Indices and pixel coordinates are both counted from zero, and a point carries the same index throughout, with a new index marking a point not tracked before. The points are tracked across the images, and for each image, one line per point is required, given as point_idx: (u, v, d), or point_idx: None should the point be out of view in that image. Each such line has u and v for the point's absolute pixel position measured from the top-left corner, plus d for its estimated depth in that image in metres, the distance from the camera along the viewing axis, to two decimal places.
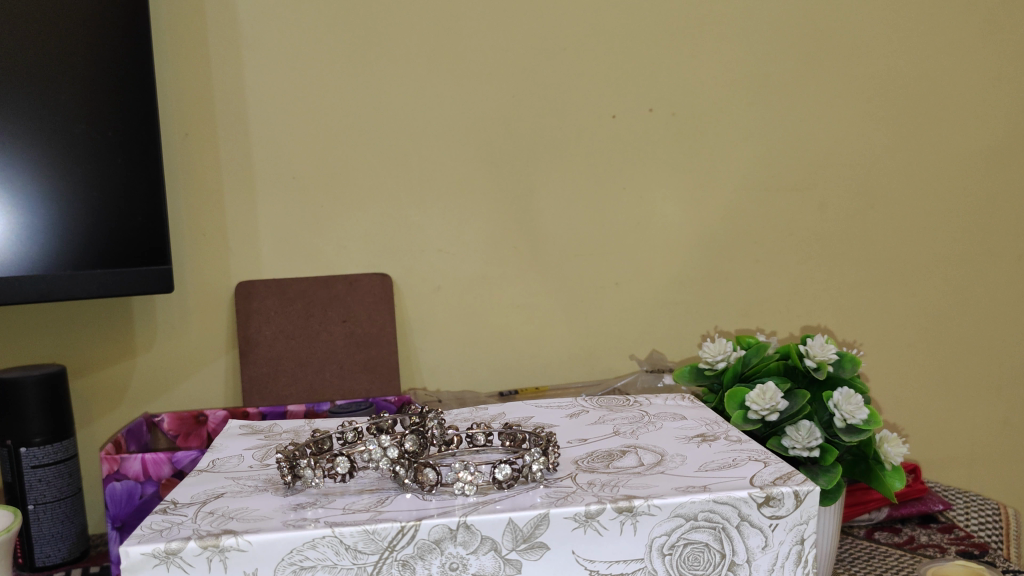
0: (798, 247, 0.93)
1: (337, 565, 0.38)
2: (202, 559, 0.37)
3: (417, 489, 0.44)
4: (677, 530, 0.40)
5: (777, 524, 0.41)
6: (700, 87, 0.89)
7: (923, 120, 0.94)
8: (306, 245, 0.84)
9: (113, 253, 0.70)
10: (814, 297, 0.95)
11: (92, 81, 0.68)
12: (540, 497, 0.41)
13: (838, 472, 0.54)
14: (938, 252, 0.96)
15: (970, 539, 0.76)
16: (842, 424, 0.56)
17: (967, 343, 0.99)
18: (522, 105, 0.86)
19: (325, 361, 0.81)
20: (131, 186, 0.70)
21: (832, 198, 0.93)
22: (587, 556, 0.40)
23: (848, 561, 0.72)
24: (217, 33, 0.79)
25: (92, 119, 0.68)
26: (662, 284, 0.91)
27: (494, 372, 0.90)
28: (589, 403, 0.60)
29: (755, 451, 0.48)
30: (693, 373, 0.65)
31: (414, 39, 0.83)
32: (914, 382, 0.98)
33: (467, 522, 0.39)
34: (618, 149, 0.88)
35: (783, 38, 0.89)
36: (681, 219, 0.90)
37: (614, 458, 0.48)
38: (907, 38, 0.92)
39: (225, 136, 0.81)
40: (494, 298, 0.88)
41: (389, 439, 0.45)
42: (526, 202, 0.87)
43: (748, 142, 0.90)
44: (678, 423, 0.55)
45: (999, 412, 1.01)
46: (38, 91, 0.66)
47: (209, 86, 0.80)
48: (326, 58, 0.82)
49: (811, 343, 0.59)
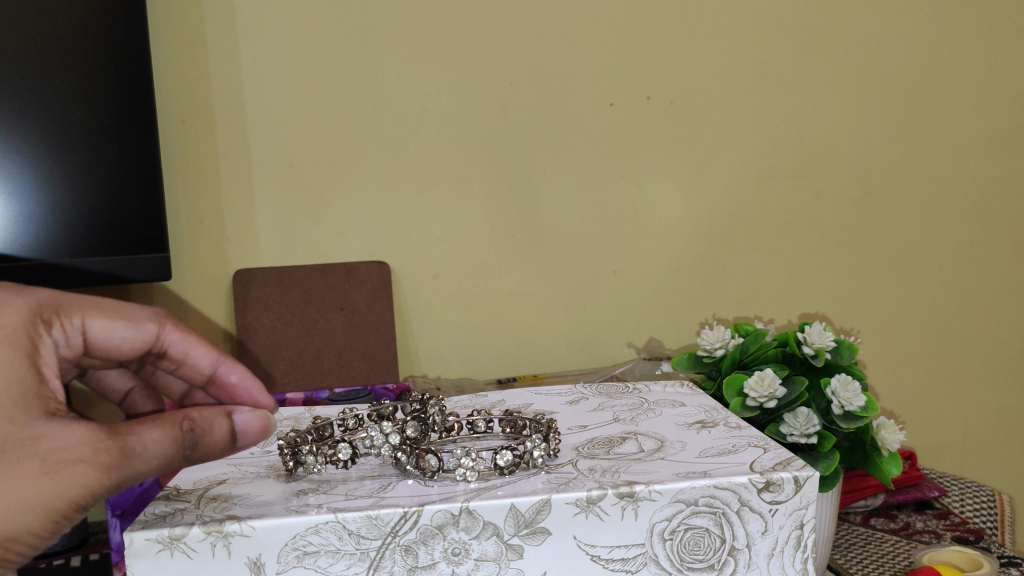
0: (796, 235, 0.94)
1: (339, 551, 0.38)
2: (205, 545, 0.37)
3: (419, 475, 0.44)
4: (678, 515, 0.41)
5: (777, 509, 0.41)
6: (699, 75, 0.88)
7: (921, 108, 0.94)
8: (303, 234, 0.84)
9: (110, 242, 0.69)
10: (811, 285, 0.95)
11: (89, 67, 0.67)
12: (541, 483, 0.42)
13: (835, 458, 0.53)
14: (935, 240, 0.97)
15: (965, 525, 0.77)
16: (839, 411, 0.56)
17: (962, 330, 0.99)
18: (521, 93, 0.85)
19: (324, 348, 0.81)
20: (128, 173, 0.69)
21: (830, 187, 0.93)
22: (588, 541, 0.40)
23: (843, 547, 0.72)
24: (213, 19, 0.79)
25: (88, 106, 0.67)
26: (661, 272, 0.92)
27: (493, 360, 0.90)
28: (589, 390, 0.61)
29: (754, 438, 0.48)
30: (691, 361, 0.65)
31: (411, 25, 0.82)
32: (909, 371, 0.99)
33: (470, 507, 0.39)
34: (616, 136, 0.88)
35: (782, 26, 0.89)
36: (679, 207, 0.90)
37: (615, 444, 0.48)
38: (906, 25, 0.92)
39: (223, 123, 0.80)
40: (492, 287, 0.88)
41: (391, 426, 0.46)
42: (524, 190, 0.87)
43: (747, 130, 0.90)
44: (678, 409, 0.55)
45: (995, 399, 1.02)
46: (34, 78, 0.66)
47: (206, 72, 0.79)
48: (322, 44, 0.81)
49: (809, 331, 0.59)
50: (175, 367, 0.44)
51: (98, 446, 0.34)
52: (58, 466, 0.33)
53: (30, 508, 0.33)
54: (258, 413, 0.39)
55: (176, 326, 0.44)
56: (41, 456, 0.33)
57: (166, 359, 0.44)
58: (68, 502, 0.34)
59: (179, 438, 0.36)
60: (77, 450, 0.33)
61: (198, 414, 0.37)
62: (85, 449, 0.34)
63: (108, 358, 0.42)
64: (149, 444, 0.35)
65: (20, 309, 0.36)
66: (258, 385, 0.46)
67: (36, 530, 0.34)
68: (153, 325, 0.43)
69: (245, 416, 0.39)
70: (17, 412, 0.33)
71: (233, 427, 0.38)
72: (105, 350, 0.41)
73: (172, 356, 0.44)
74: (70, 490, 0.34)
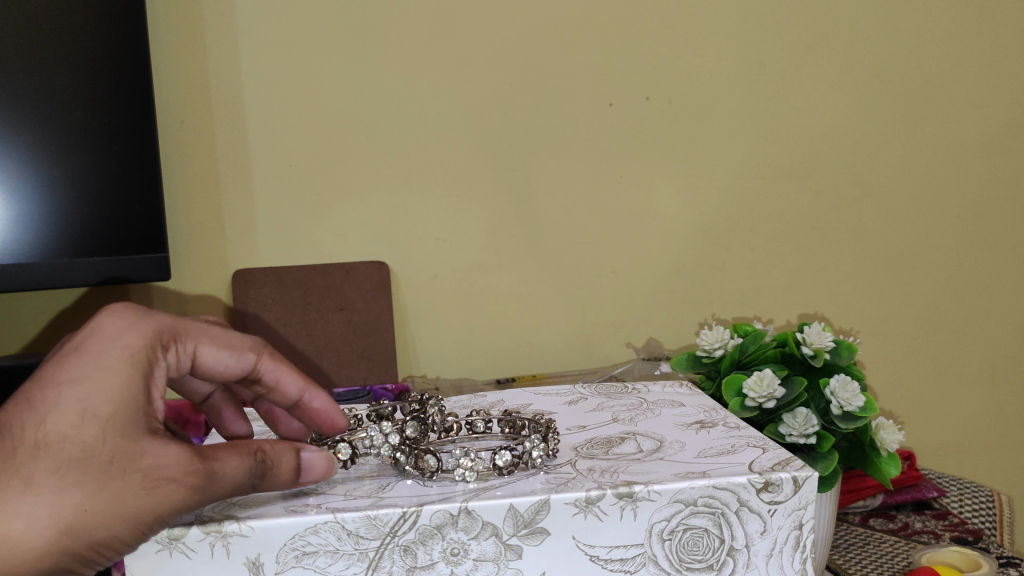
0: (795, 235, 0.94)
1: (338, 551, 0.38)
2: (205, 545, 0.37)
3: (418, 475, 0.44)
4: (677, 515, 0.41)
5: (776, 510, 0.41)
6: (699, 75, 0.88)
7: (920, 109, 0.94)
8: (302, 234, 0.84)
9: (109, 241, 0.69)
10: (810, 285, 0.95)
11: (88, 67, 0.67)
12: (540, 483, 0.42)
13: (834, 458, 0.54)
14: (934, 240, 0.97)
15: (964, 526, 0.77)
16: (838, 411, 0.56)
17: (961, 331, 0.99)
18: (520, 93, 0.85)
19: (323, 348, 0.81)
20: (127, 173, 0.69)
21: (829, 188, 0.93)
22: (587, 541, 0.40)
23: (843, 548, 0.72)
24: (212, 20, 0.79)
25: (86, 106, 0.67)
26: (660, 273, 0.92)
27: (492, 361, 0.90)
28: (588, 390, 0.61)
29: (753, 438, 0.48)
30: (690, 361, 0.65)
31: (410, 25, 0.82)
32: (908, 371, 0.99)
33: (468, 507, 0.39)
34: (616, 136, 0.88)
35: (782, 27, 0.89)
36: (678, 207, 0.90)
37: (614, 444, 0.48)
38: (905, 26, 0.92)
39: (221, 123, 0.80)
40: (492, 287, 0.88)
41: (391, 426, 0.46)
42: (523, 190, 0.87)
43: (746, 130, 0.90)
44: (677, 409, 0.55)
45: (994, 400, 1.02)
46: (33, 78, 0.66)
47: (205, 72, 0.79)
48: (321, 44, 0.81)
49: (808, 331, 0.59)
50: (267, 395, 0.43)
51: (192, 467, 0.34)
52: (156, 483, 0.33)
53: (125, 522, 0.33)
54: (322, 452, 0.40)
55: (273, 356, 0.42)
56: (141, 472, 0.33)
57: (258, 386, 0.43)
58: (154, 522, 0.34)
59: (253, 467, 0.36)
60: (173, 470, 0.34)
61: (271, 448, 0.38)
62: (177, 469, 0.34)
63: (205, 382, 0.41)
64: (232, 471, 0.35)
65: (141, 331, 0.36)
66: (342, 416, 0.45)
67: (124, 543, 0.34)
68: (251, 354, 0.41)
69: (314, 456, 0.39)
70: (127, 425, 0.33)
71: (300, 464, 0.39)
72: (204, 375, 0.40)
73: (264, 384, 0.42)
74: (161, 509, 0.34)
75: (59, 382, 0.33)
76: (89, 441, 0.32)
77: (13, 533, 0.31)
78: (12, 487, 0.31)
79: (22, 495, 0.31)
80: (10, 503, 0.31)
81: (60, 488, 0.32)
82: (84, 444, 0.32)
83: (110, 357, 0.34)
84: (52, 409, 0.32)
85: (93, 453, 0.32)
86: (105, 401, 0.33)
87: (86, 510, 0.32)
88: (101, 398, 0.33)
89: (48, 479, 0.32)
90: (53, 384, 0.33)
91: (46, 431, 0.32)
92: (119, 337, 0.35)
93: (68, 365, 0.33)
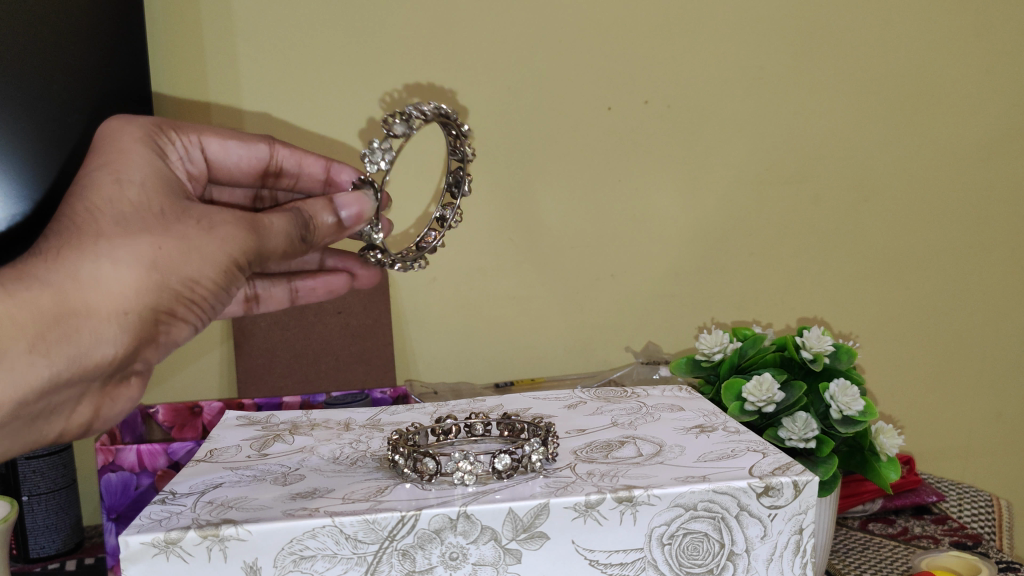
0: (794, 239, 0.94)
1: (336, 555, 0.38)
2: (202, 549, 0.37)
3: (416, 480, 0.44)
4: (677, 520, 0.40)
5: (776, 514, 0.41)
6: (698, 80, 0.88)
7: (919, 114, 0.94)
8: None
9: None
10: (808, 290, 0.95)
11: (83, 70, 0.63)
12: (539, 487, 0.41)
13: (834, 463, 0.53)
14: (932, 244, 0.97)
15: (963, 530, 0.77)
16: (838, 415, 0.55)
17: (959, 334, 0.99)
18: (519, 97, 0.85)
19: (321, 352, 0.81)
20: None
21: (828, 192, 0.93)
22: (586, 545, 0.40)
23: (842, 552, 0.72)
24: (211, 22, 0.79)
25: (86, 108, 0.64)
26: (659, 276, 0.91)
27: (491, 365, 0.90)
28: (587, 395, 0.60)
29: (753, 442, 0.48)
30: (690, 365, 0.65)
31: (409, 28, 0.82)
32: (907, 375, 0.99)
33: (467, 511, 0.39)
34: (614, 140, 0.88)
35: (780, 31, 0.89)
36: (677, 211, 0.90)
37: (613, 448, 0.48)
38: (904, 31, 0.92)
39: (220, 126, 0.81)
40: (491, 291, 0.88)
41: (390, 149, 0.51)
42: (522, 194, 0.87)
43: (745, 134, 0.90)
44: (676, 414, 0.54)
45: (993, 404, 1.02)
46: (30, 80, 0.60)
47: (204, 75, 0.79)
48: (320, 48, 0.81)
49: (807, 334, 0.59)
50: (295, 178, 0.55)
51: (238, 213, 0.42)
52: (211, 224, 0.41)
53: (197, 256, 0.39)
54: (352, 196, 0.49)
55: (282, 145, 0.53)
56: (196, 219, 0.40)
57: (286, 174, 0.55)
58: (223, 257, 0.41)
59: (293, 216, 0.45)
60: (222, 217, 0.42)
61: (306, 206, 0.47)
62: (225, 215, 0.42)
63: (231, 175, 0.52)
64: (277, 219, 0.44)
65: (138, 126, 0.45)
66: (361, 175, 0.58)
67: (201, 280, 0.40)
68: (263, 146, 0.52)
69: (345, 198, 0.48)
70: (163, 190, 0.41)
71: (339, 216, 0.48)
72: (226, 168, 0.51)
73: (287, 167, 0.54)
74: (224, 243, 0.41)
75: (92, 169, 0.41)
76: (138, 198, 0.40)
77: (104, 273, 0.37)
78: (86, 244, 0.37)
79: (95, 244, 0.37)
80: (91, 251, 0.37)
81: (125, 233, 0.38)
82: (135, 202, 0.39)
83: (127, 142, 0.43)
84: (91, 187, 0.39)
85: (144, 209, 0.39)
86: (136, 169, 0.41)
87: (159, 247, 0.38)
88: (134, 171, 0.41)
89: (113, 229, 0.38)
90: (89, 173, 0.40)
91: (96, 200, 0.39)
92: (124, 132, 0.44)
93: (96, 157, 0.42)
